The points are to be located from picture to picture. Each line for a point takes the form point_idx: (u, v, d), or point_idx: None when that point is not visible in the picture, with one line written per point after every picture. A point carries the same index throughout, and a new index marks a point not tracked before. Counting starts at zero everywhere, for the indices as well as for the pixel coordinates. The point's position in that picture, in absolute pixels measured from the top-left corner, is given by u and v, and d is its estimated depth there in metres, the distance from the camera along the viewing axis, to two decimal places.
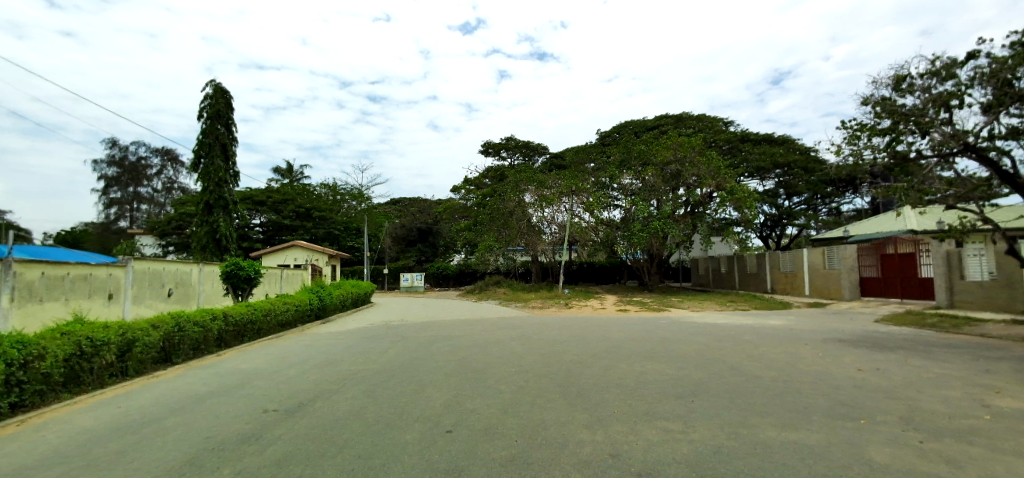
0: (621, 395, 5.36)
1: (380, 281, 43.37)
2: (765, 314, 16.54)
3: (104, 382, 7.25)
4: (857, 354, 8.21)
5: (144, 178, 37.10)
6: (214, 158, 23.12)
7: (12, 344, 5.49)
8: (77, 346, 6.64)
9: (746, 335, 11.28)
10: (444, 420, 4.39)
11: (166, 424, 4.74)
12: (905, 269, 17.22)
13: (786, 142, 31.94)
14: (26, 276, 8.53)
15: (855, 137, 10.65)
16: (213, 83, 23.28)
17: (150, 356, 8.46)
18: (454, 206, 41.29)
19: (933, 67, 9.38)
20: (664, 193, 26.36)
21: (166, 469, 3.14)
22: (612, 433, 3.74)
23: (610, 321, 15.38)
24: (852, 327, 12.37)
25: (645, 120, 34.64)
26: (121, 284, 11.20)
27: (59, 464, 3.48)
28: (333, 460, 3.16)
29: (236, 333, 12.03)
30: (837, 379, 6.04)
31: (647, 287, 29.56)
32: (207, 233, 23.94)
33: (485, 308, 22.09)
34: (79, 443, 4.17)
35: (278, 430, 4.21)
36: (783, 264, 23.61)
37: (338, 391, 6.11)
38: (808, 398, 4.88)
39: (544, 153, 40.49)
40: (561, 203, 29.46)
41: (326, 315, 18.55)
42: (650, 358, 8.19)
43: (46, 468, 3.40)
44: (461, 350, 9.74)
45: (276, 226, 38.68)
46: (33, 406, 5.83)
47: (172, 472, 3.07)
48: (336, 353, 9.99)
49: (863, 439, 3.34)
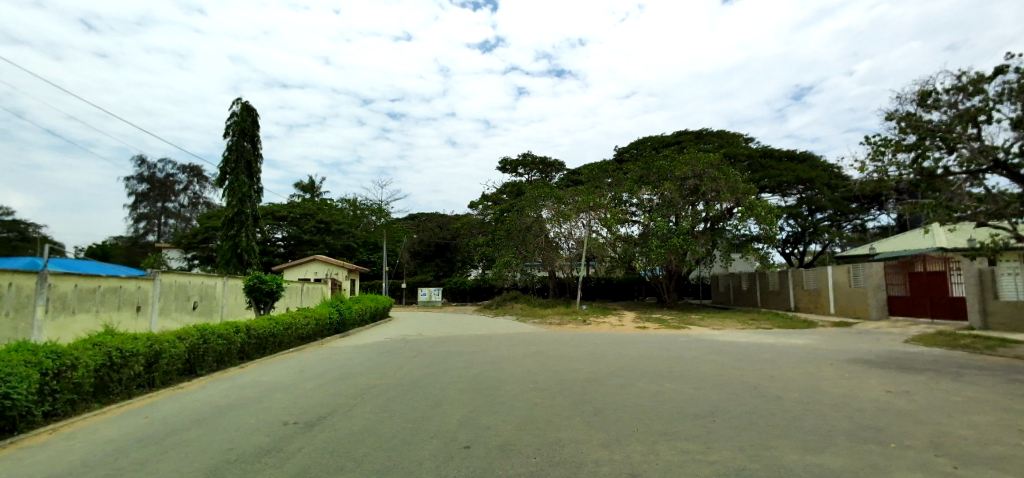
0: (638, 414, 5.27)
1: (398, 295, 43.62)
2: (787, 332, 16.29)
3: (132, 393, 7.45)
4: (882, 376, 8.00)
5: (172, 193, 38.49)
6: (238, 174, 23.72)
7: (46, 354, 5.72)
8: (107, 357, 6.85)
9: (766, 354, 11.13)
10: (460, 436, 4.39)
11: (187, 435, 4.83)
12: (934, 288, 16.69)
13: (808, 158, 31.55)
14: (59, 288, 8.84)
15: (879, 153, 10.53)
16: (239, 101, 23.94)
17: (175, 367, 8.67)
18: (472, 222, 41.60)
19: (958, 83, 9.26)
20: (682, 209, 26.18)
21: None
22: (629, 453, 3.71)
23: (628, 339, 15.18)
24: (878, 348, 12.01)
25: (664, 136, 34.44)
26: (148, 296, 11.52)
27: (81, 474, 3.58)
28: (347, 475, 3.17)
29: (258, 346, 12.26)
30: (863, 401, 5.88)
31: (665, 304, 29.19)
32: (230, 248, 24.38)
33: (501, 324, 22.02)
34: (104, 453, 4.29)
35: (296, 443, 4.28)
36: (806, 281, 23.07)
37: (355, 405, 6.16)
38: (832, 421, 4.76)
39: (561, 169, 40.87)
40: (579, 218, 29.33)
41: (345, 329, 18.75)
42: (669, 376, 8.09)
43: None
44: (475, 366, 9.74)
45: (297, 240, 39.58)
46: (64, 415, 6.00)
47: None
48: (352, 367, 10.10)
49: (890, 463, 3.25)
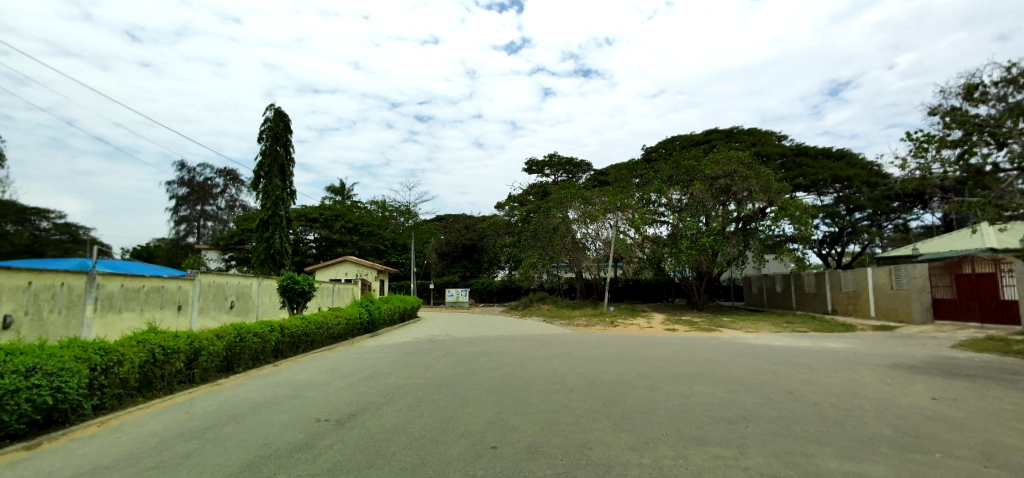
0: (668, 418, 5.18)
1: (425, 296, 44.13)
2: (824, 336, 15.78)
3: (173, 388, 7.75)
4: (927, 382, 7.65)
5: (210, 197, 39.94)
6: (272, 178, 24.42)
7: (94, 350, 6.01)
8: (150, 353, 7.14)
9: (802, 358, 10.79)
10: (487, 436, 4.41)
11: (225, 430, 4.99)
12: (984, 291, 15.94)
13: (845, 156, 30.50)
14: (107, 288, 9.27)
15: (921, 150, 10.09)
16: (272, 107, 24.64)
17: (213, 364, 8.98)
18: (498, 223, 41.79)
19: (1008, 75, 8.80)
20: (712, 209, 25.66)
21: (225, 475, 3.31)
22: (658, 457, 3.65)
23: (658, 341, 14.96)
24: (923, 353, 11.50)
25: (692, 134, 33.82)
26: (188, 296, 11.96)
27: (128, 466, 3.74)
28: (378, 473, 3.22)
29: (291, 345, 12.58)
30: (906, 408, 5.63)
31: (696, 306, 28.63)
32: (265, 249, 25.07)
33: (528, 325, 22.00)
34: (148, 445, 4.47)
35: (328, 440, 4.37)
36: (845, 283, 22.28)
37: (384, 404, 6.25)
38: (873, 429, 4.58)
39: (587, 170, 40.64)
40: (606, 219, 29.08)
41: (375, 329, 19.06)
42: (700, 380, 7.93)
43: (118, 469, 3.66)
44: (503, 367, 9.74)
45: (328, 241, 40.48)
46: (111, 408, 6.29)
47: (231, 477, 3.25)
48: (381, 366, 10.26)
49: (935, 474, 3.10)
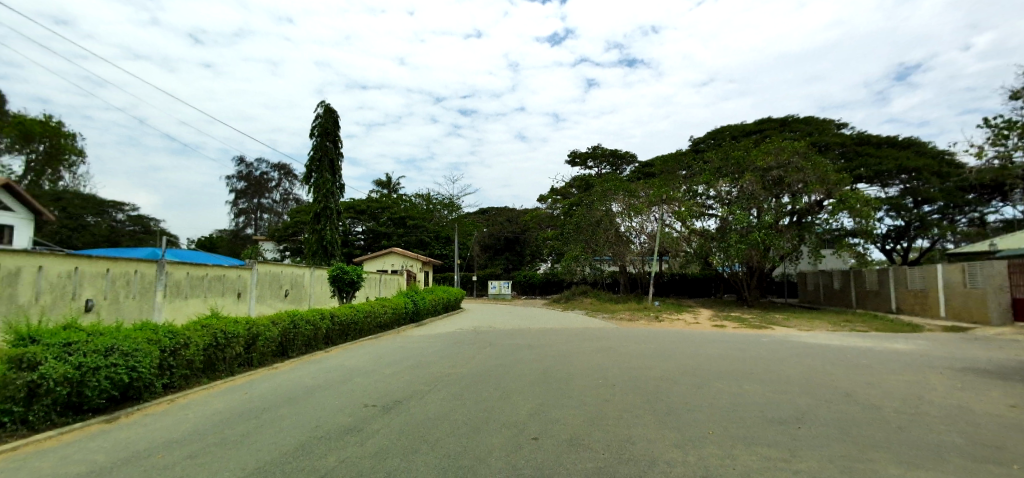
0: (716, 416, 5.05)
1: (468, 287, 44.83)
2: (888, 335, 14.93)
3: (234, 370, 8.24)
4: (1005, 388, 7.08)
5: (266, 190, 41.98)
6: (322, 172, 25.36)
7: (164, 333, 6.47)
8: (213, 337, 7.62)
9: (864, 358, 10.23)
10: (529, 428, 4.43)
11: (281, 411, 5.27)
12: None
13: (912, 145, 28.51)
14: (175, 275, 9.95)
15: (1002, 137, 9.29)
16: (323, 104, 25.55)
17: (270, 349, 9.47)
18: (540, 215, 41.81)
19: None
20: (765, 201, 24.39)
21: (282, 453, 3.50)
22: (704, 455, 3.57)
23: (708, 337, 14.57)
24: (1003, 356, 10.63)
25: (744, 124, 32.51)
26: (247, 284, 12.66)
27: (194, 441, 4.01)
28: (423, 458, 3.31)
29: (341, 332, 13.08)
30: (980, 415, 5.23)
31: (745, 302, 27.68)
32: (316, 240, 26.08)
33: (571, 319, 21.94)
34: (212, 423, 4.78)
35: (376, 424, 4.53)
36: (911, 281, 20.89)
37: (428, 392, 6.40)
38: (942, 436, 4.28)
39: (632, 161, 39.89)
40: (651, 212, 28.50)
41: (420, 318, 19.52)
42: (751, 378, 7.66)
43: (186, 444, 3.93)
44: (545, 359, 9.74)
45: (375, 233, 41.75)
46: (180, 387, 6.77)
47: (286, 455, 3.43)
48: (425, 356, 10.49)
49: None
